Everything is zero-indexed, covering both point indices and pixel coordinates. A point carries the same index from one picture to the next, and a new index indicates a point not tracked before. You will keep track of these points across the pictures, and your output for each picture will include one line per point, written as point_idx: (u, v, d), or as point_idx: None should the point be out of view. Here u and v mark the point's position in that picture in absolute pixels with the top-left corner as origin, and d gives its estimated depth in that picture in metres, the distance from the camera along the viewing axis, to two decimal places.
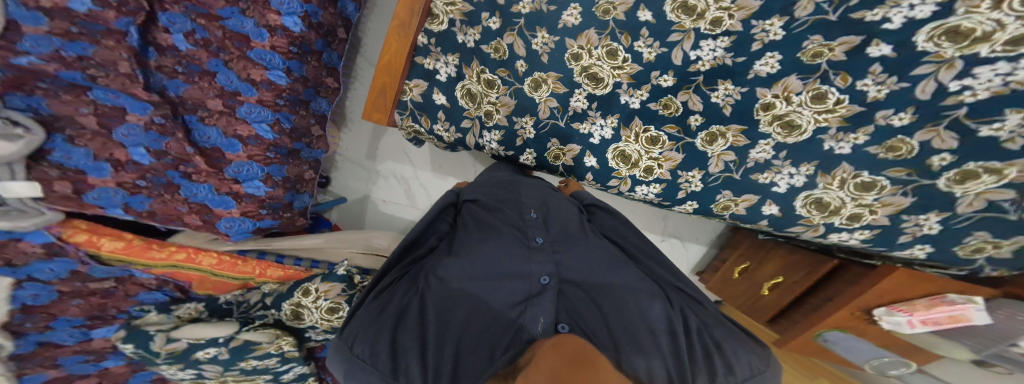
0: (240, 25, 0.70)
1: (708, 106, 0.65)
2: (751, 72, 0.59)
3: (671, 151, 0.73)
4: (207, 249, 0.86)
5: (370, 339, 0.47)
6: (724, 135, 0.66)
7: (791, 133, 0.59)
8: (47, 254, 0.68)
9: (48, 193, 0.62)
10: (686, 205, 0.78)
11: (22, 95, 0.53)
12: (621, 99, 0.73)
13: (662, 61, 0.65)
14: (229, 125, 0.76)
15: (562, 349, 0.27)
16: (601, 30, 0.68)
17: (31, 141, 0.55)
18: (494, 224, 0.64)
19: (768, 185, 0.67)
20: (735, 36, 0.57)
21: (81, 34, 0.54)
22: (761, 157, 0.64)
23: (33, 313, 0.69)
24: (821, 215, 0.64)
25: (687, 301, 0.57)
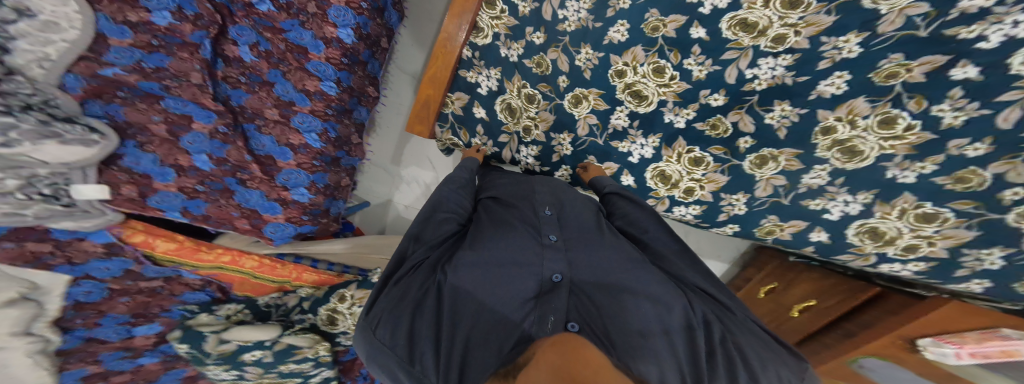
0: (299, 37, 0.73)
1: (762, 127, 0.63)
2: (813, 93, 0.56)
3: (716, 173, 0.72)
4: (250, 252, 0.86)
5: (393, 323, 0.46)
6: (776, 159, 0.64)
7: (853, 159, 0.57)
8: (107, 254, 0.67)
9: (116, 196, 0.62)
10: (725, 228, 0.78)
11: (101, 103, 0.56)
12: (665, 117, 0.72)
13: (712, 79, 0.64)
14: (283, 134, 0.79)
15: (564, 341, 0.23)
16: (649, 47, 0.67)
17: (106, 146, 0.57)
18: (508, 218, 0.61)
19: (819, 212, 0.65)
20: (799, 54, 0.54)
21: (160, 46, 0.58)
22: (815, 182, 0.62)
23: (84, 310, 0.69)
24: (874, 244, 0.62)
25: (717, 308, 0.47)
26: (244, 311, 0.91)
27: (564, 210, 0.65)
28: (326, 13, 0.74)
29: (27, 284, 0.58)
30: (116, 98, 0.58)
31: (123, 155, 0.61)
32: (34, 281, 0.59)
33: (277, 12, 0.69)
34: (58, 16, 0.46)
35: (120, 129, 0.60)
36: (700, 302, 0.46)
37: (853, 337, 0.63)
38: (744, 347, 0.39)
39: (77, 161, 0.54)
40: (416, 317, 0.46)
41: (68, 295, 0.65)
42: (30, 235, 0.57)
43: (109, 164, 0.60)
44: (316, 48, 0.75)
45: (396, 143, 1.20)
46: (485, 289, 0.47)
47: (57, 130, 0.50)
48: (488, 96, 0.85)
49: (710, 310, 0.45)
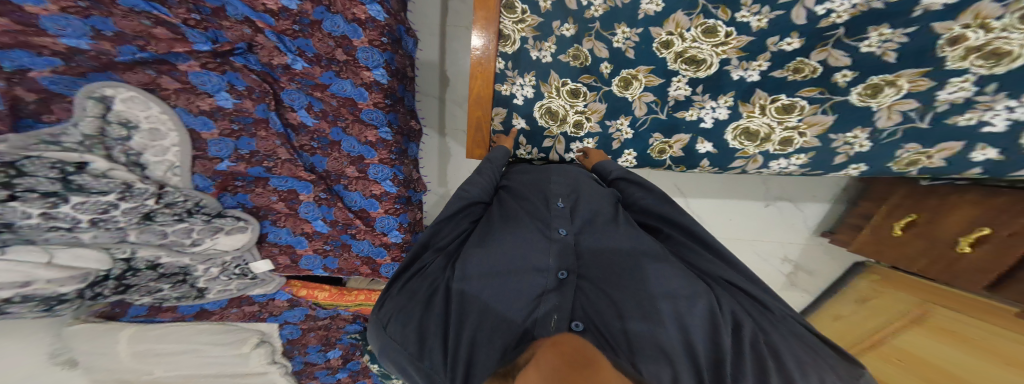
0: (342, 88, 0.79)
1: (860, 58, 0.62)
2: (918, 8, 0.54)
3: (817, 115, 0.70)
4: (376, 289, 1.13)
5: (402, 323, 0.48)
6: (893, 84, 0.61)
7: (1000, 63, 0.51)
8: (291, 305, 1.01)
9: (279, 264, 0.95)
10: (849, 169, 0.74)
11: (230, 195, 0.84)
12: (733, 75, 0.73)
13: (780, 24, 0.65)
14: (366, 187, 0.92)
15: (561, 348, 0.25)
16: (691, 10, 0.68)
17: (252, 227, 0.86)
18: (517, 213, 0.62)
19: (975, 127, 0.58)
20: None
21: (241, 130, 0.78)
22: (958, 96, 0.57)
23: (296, 344, 1.04)
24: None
25: (747, 302, 0.47)
26: None
27: (579, 201, 0.65)
28: (356, 57, 0.77)
29: (257, 332, 0.96)
30: (239, 188, 0.85)
31: (268, 232, 0.91)
32: (260, 329, 0.97)
33: (313, 67, 0.76)
34: (155, 122, 0.68)
35: (254, 212, 0.88)
36: (729, 298, 0.47)
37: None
38: (774, 344, 0.40)
39: (241, 243, 0.85)
40: (424, 317, 0.48)
41: (281, 335, 1.01)
42: (244, 301, 0.94)
43: (263, 241, 0.91)
44: (361, 96, 0.81)
45: (439, 164, 1.21)
46: (494, 294, 0.49)
47: (216, 224, 0.81)
48: (525, 104, 0.85)
49: (737, 306, 0.45)
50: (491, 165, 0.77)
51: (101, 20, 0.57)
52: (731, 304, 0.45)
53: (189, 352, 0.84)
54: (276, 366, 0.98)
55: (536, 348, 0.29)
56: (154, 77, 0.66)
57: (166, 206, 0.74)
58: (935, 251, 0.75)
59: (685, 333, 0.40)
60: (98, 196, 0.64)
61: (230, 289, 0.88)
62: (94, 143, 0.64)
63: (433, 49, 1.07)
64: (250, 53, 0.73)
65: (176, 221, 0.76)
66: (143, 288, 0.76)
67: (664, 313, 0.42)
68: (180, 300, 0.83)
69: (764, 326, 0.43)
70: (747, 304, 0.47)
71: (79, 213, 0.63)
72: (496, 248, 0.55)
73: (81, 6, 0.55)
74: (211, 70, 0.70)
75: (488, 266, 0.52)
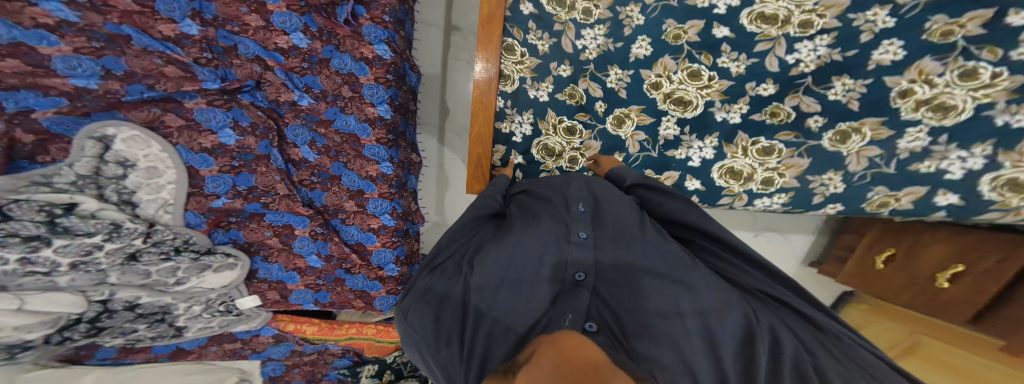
0: (345, 124, 0.79)
1: (827, 105, 0.66)
2: (871, 63, 0.60)
3: (793, 158, 0.72)
4: (368, 322, 1.05)
5: (420, 315, 0.49)
6: (858, 131, 0.65)
7: (947, 116, 0.56)
8: (276, 341, 0.94)
9: (266, 300, 0.88)
10: (826, 210, 0.74)
11: (223, 231, 0.81)
12: (717, 116, 0.75)
13: (755, 70, 0.69)
14: (364, 221, 0.89)
15: (563, 345, 0.23)
16: (676, 55, 0.73)
17: (241, 265, 0.81)
18: (538, 212, 0.60)
19: (936, 174, 0.61)
20: (835, 32, 0.62)
21: (241, 166, 0.76)
22: (915, 145, 0.61)
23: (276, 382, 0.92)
24: (1020, 197, 0.54)
25: (793, 320, 0.45)
26: (387, 370, 1.01)
27: (601, 206, 0.61)
28: (362, 94, 0.78)
29: (237, 370, 0.87)
30: (232, 224, 0.81)
31: (258, 268, 0.86)
32: (240, 367, 0.88)
33: (318, 103, 0.77)
34: (153, 160, 0.68)
35: (245, 248, 0.84)
36: (768, 313, 0.44)
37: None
38: (819, 365, 0.37)
39: (229, 281, 0.80)
40: (441, 313, 0.48)
41: (263, 372, 0.91)
42: (225, 338, 0.89)
43: (252, 278, 0.86)
44: (364, 131, 0.81)
45: (438, 193, 1.20)
46: (507, 291, 0.47)
47: (203, 262, 0.77)
48: (523, 141, 0.86)
49: (779, 322, 0.42)
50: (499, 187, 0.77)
51: (113, 60, 0.59)
52: (772, 319, 0.42)
53: None
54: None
55: (537, 345, 0.27)
56: (158, 115, 0.67)
57: (154, 245, 0.72)
58: (919, 283, 0.76)
59: (715, 350, 0.37)
60: (83, 238, 0.62)
61: (210, 326, 0.83)
62: (87, 182, 0.64)
63: (433, 82, 1.10)
64: (257, 90, 0.74)
65: (162, 260, 0.73)
66: (116, 330, 0.72)
67: (694, 328, 0.39)
68: (155, 340, 0.78)
69: (812, 348, 0.40)
70: (801, 328, 0.43)
71: (59, 257, 0.60)
72: (516, 247, 0.52)
73: (96, 46, 0.57)
74: (217, 107, 0.71)
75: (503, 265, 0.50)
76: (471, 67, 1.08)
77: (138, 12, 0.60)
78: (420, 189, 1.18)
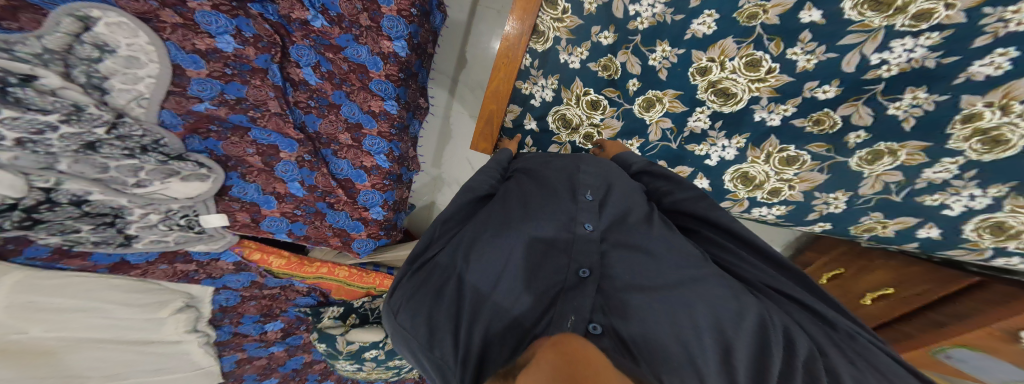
0: (356, 54, 0.80)
1: (882, 119, 0.63)
2: (962, 75, 0.55)
3: (812, 172, 0.74)
4: (340, 264, 1.07)
5: (411, 311, 0.44)
6: (894, 154, 0.65)
7: (993, 150, 0.57)
8: (236, 269, 0.92)
9: (234, 222, 0.83)
10: (815, 226, 0.80)
11: (201, 138, 0.75)
12: (756, 115, 0.74)
13: (825, 69, 0.64)
14: (356, 157, 0.92)
15: (563, 348, 0.21)
16: (743, 39, 0.67)
17: (215, 177, 0.77)
18: (536, 201, 0.56)
19: (937, 208, 0.66)
20: (950, 30, 0.53)
21: (234, 75, 0.71)
22: (939, 176, 0.63)
23: (228, 311, 0.94)
24: (992, 239, 0.63)
25: (802, 316, 0.41)
26: (352, 314, 1.04)
27: (609, 195, 0.58)
28: (380, 25, 0.79)
29: (185, 295, 0.84)
30: (212, 133, 0.76)
31: (232, 185, 0.81)
32: (189, 291, 0.85)
33: (332, 27, 0.76)
34: (136, 51, 0.58)
35: (222, 162, 0.79)
36: (778, 311, 0.41)
37: (944, 326, 0.71)
38: (833, 365, 0.33)
39: (197, 193, 0.76)
40: (435, 308, 0.44)
41: (215, 301, 0.91)
42: (178, 258, 0.83)
43: (223, 194, 0.81)
44: (375, 65, 0.83)
45: (437, 145, 1.20)
46: (501, 282, 0.44)
47: (172, 167, 0.71)
48: (541, 106, 0.89)
49: (791, 321, 0.39)
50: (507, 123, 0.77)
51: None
52: (784, 319, 0.38)
53: (84, 310, 0.68)
54: (195, 336, 0.86)
55: (537, 349, 0.25)
56: (155, 9, 0.58)
57: (117, 138, 0.64)
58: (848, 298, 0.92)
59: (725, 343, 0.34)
60: (37, 114, 0.53)
61: (165, 241, 0.77)
62: (53, 59, 0.51)
63: (456, 27, 1.08)
64: (269, 2, 0.70)
65: (124, 157, 0.66)
66: (55, 226, 0.64)
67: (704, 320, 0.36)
68: (98, 247, 0.70)
69: (825, 347, 0.36)
70: (805, 320, 0.41)
71: (5, 129, 0.51)
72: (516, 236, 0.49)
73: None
74: (222, 12, 0.64)
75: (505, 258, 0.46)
76: (501, 18, 1.05)
77: None
78: (420, 135, 1.19)
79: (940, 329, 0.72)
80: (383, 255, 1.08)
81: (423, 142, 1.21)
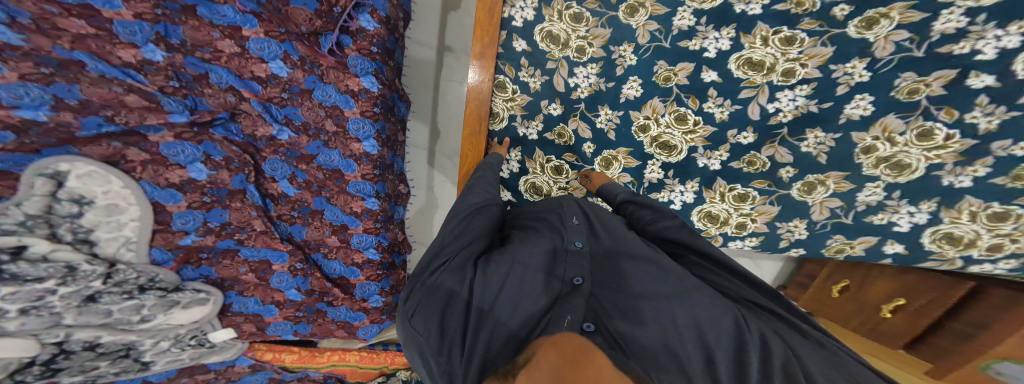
0: (328, 158, 0.82)
1: (800, 156, 0.80)
2: (843, 117, 0.74)
3: (766, 205, 0.88)
4: (349, 349, 1.11)
5: (426, 317, 0.51)
6: (825, 183, 0.81)
7: (901, 173, 0.73)
8: (252, 369, 0.97)
9: (242, 331, 0.88)
10: (792, 252, 0.92)
11: (193, 267, 0.79)
12: (700, 161, 0.88)
13: (738, 118, 0.82)
14: (347, 255, 0.94)
15: (562, 347, 0.24)
16: (665, 98, 0.84)
17: (213, 299, 0.81)
18: (538, 229, 0.68)
19: (887, 225, 0.79)
20: (815, 82, 0.74)
21: (213, 201, 0.76)
22: (872, 199, 0.78)
23: None
24: (954, 248, 0.74)
25: (783, 328, 0.47)
26: None
27: (593, 220, 0.70)
28: (346, 129, 0.81)
29: None
30: (204, 260, 0.80)
31: (232, 302, 0.85)
32: None
33: (299, 137, 0.79)
34: (114, 198, 0.64)
35: (218, 283, 0.83)
36: (758, 321, 0.47)
37: (972, 338, 0.69)
38: (809, 367, 0.39)
39: (200, 316, 0.80)
40: (445, 317, 0.51)
41: None
42: (197, 370, 0.89)
43: (226, 311, 0.85)
44: (349, 167, 0.85)
45: (426, 217, 1.21)
46: (506, 297, 0.52)
47: (172, 299, 0.75)
48: (511, 177, 0.98)
49: (768, 328, 0.45)
50: (486, 174, 0.81)
51: (65, 88, 0.55)
52: (760, 326, 0.45)
53: None
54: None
55: (537, 348, 0.27)
56: (119, 150, 0.63)
57: (114, 285, 0.69)
58: (865, 313, 0.89)
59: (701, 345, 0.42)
60: (32, 284, 0.59)
61: (181, 359, 0.83)
62: (37, 222, 0.59)
63: (421, 101, 1.08)
64: (232, 123, 0.73)
65: (125, 299, 0.71)
66: (76, 369, 0.69)
67: (682, 324, 0.44)
68: (119, 375, 0.75)
69: (799, 350, 0.42)
70: (785, 331, 0.47)
71: (8, 304, 0.58)
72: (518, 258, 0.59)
73: (44, 73, 0.53)
74: (186, 140, 0.69)
75: (509, 276, 0.56)
76: (463, 87, 1.09)
77: (92, 36, 0.55)
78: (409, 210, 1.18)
79: (969, 341, 0.69)
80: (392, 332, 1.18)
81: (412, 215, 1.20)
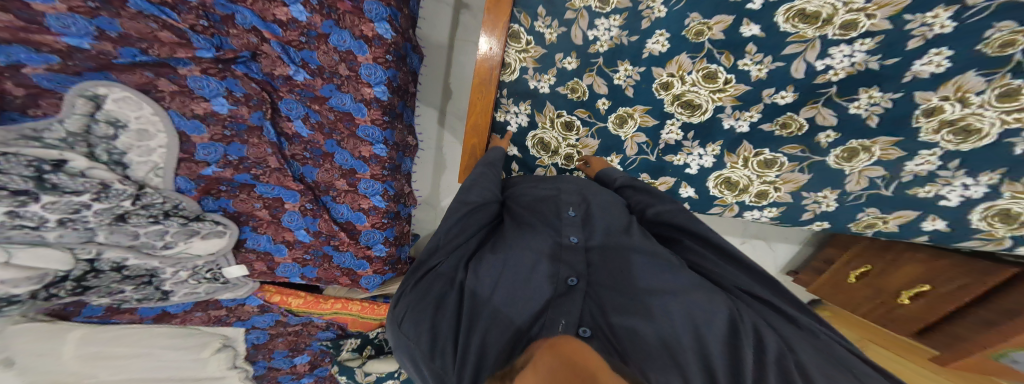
0: (341, 102, 0.81)
1: (846, 118, 0.66)
2: (908, 75, 0.58)
3: (794, 173, 0.77)
4: (352, 298, 1.13)
5: (414, 320, 0.48)
6: (868, 150, 0.67)
7: (966, 140, 0.58)
8: (261, 310, 1.00)
9: (254, 270, 0.91)
10: (815, 225, 0.82)
11: (213, 198, 0.83)
12: (724, 123, 0.77)
13: (778, 76, 0.68)
14: (354, 200, 0.94)
15: (559, 349, 0.26)
16: (695, 53, 0.72)
17: (231, 233, 0.83)
18: (530, 220, 0.64)
19: (933, 200, 0.66)
20: (881, 36, 0.57)
21: (234, 135, 0.78)
22: (923, 168, 0.64)
23: (260, 348, 1.02)
24: (1005, 228, 0.61)
25: (776, 318, 0.44)
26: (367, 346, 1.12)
27: (590, 209, 0.65)
28: (358, 73, 0.79)
29: (221, 336, 0.93)
30: (223, 193, 0.83)
31: (246, 238, 0.88)
32: (225, 333, 0.94)
33: (314, 79, 0.78)
34: (144, 123, 0.67)
35: (235, 217, 0.86)
36: (750, 312, 0.43)
37: (998, 325, 0.61)
38: (802, 359, 0.36)
39: (218, 247, 0.83)
40: (434, 319, 0.48)
41: (247, 339, 0.99)
42: (211, 305, 0.93)
43: (240, 247, 0.88)
44: (359, 111, 0.84)
45: (433, 178, 1.23)
46: (499, 294, 0.49)
47: (192, 227, 0.78)
48: (519, 132, 0.95)
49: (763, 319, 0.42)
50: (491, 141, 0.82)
51: (108, 21, 0.57)
52: (755, 317, 0.41)
53: (143, 355, 0.79)
54: (236, 372, 0.95)
55: (532, 351, 0.31)
56: (151, 80, 0.66)
57: (143, 207, 0.72)
58: (881, 298, 0.83)
59: (697, 335, 0.38)
60: (71, 196, 0.62)
61: (197, 292, 0.86)
62: (76, 140, 0.62)
63: (434, 60, 1.10)
64: (252, 62, 0.74)
65: (151, 223, 0.74)
66: (102, 289, 0.73)
67: (680, 319, 0.40)
68: (142, 302, 0.79)
69: (793, 342, 0.39)
70: (784, 324, 0.43)
71: (47, 212, 0.61)
72: (512, 255, 0.55)
73: (91, 7, 0.55)
74: (211, 76, 0.70)
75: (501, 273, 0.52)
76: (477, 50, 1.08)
77: None
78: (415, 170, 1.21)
79: (993, 328, 0.62)
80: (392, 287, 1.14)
81: (419, 175, 1.23)
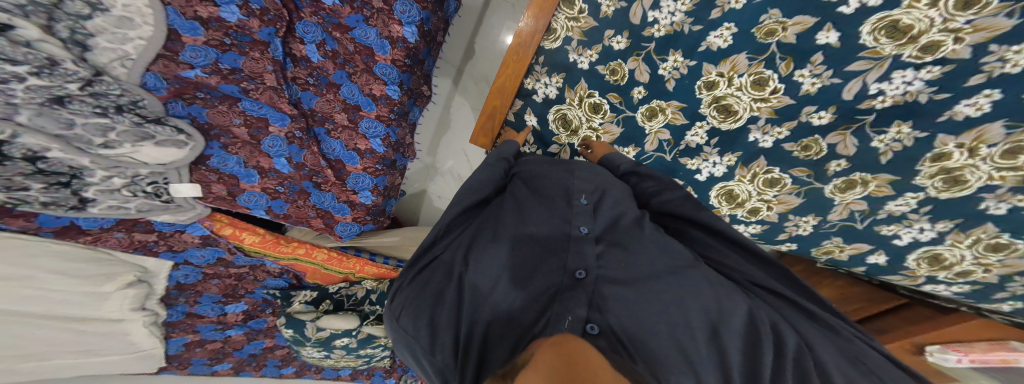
0: (365, 35, 0.82)
1: (863, 150, 0.68)
2: (946, 114, 0.58)
3: (790, 195, 0.82)
4: (319, 246, 1.11)
5: (414, 315, 0.46)
6: (865, 184, 0.71)
7: (952, 188, 0.63)
8: (201, 243, 0.91)
9: (209, 193, 0.82)
10: (782, 246, 0.91)
11: (184, 104, 0.70)
12: (751, 136, 0.79)
13: (825, 94, 0.67)
14: (350, 139, 0.95)
15: (561, 348, 0.20)
16: (756, 56, 0.71)
17: (193, 145, 0.73)
18: (535, 206, 0.60)
19: (889, 237, 0.75)
20: (952, 65, 0.54)
21: (233, 44, 0.68)
22: (898, 209, 0.71)
23: (184, 289, 0.94)
24: (928, 268, 0.74)
25: (792, 313, 0.44)
26: (325, 300, 1.16)
27: (603, 199, 0.60)
28: (392, 9, 0.82)
29: (137, 268, 0.82)
30: (198, 100, 0.72)
31: (211, 155, 0.79)
32: (143, 265, 0.84)
33: (342, 6, 0.78)
34: (131, 12, 0.54)
35: (204, 129, 0.75)
36: (766, 308, 0.43)
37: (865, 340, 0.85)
38: (822, 360, 0.36)
39: (171, 160, 0.72)
40: (435, 312, 0.45)
41: (172, 276, 0.91)
42: (138, 226, 0.79)
43: (199, 164, 0.78)
44: (382, 48, 0.85)
45: (434, 136, 1.38)
46: (502, 284, 0.46)
47: (147, 130, 0.65)
48: (544, 102, 1.04)
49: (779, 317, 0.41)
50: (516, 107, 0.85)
51: None
52: (771, 315, 0.41)
53: (15, 279, 0.64)
54: (141, 314, 0.85)
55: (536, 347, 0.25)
56: None
57: (91, 95, 0.57)
58: None
59: (717, 337, 0.37)
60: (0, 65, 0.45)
61: (125, 208, 0.72)
62: (37, 10, 0.45)
63: (461, 29, 1.25)
64: None
65: (95, 114, 0.59)
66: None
67: (699, 318, 0.39)
68: (48, 207, 0.64)
69: (813, 340, 0.39)
70: (800, 319, 0.43)
71: None
72: (518, 244, 0.52)
73: None
74: None
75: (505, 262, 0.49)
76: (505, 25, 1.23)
77: None
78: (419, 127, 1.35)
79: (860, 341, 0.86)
80: (363, 240, 1.18)
81: (422, 132, 1.37)
